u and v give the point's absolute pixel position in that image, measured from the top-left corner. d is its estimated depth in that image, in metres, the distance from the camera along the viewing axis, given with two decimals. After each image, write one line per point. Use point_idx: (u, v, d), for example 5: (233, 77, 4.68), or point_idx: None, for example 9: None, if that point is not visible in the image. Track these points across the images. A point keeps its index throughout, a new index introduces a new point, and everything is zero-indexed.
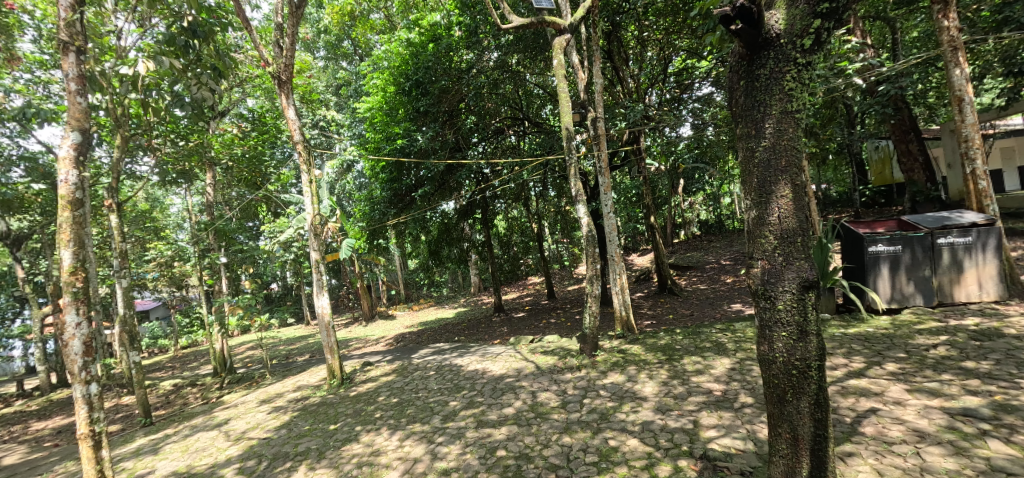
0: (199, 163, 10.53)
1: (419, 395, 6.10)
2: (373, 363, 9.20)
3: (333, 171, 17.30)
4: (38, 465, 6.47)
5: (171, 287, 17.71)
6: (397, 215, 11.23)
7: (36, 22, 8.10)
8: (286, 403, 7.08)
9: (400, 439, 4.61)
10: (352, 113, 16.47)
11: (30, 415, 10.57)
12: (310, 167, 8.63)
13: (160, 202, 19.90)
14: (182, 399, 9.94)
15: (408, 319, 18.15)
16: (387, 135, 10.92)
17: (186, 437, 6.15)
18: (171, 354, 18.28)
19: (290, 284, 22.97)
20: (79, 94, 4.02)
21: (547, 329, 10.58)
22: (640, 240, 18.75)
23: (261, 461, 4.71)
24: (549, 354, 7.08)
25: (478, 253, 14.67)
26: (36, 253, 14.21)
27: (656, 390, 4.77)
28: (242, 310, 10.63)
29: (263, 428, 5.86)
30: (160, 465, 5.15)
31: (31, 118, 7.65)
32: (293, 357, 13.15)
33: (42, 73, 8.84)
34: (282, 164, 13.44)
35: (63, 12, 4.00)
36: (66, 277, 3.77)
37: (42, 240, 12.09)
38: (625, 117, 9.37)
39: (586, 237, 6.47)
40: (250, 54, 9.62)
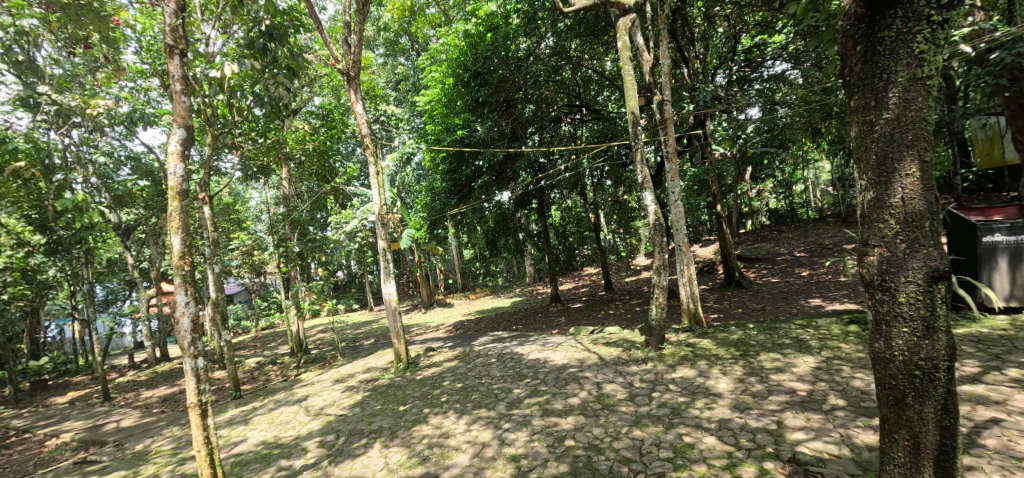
0: (276, 157, 11.22)
1: (483, 381, 6.22)
2: (434, 349, 9.48)
3: (393, 164, 18.02)
4: (149, 428, 7.32)
5: (252, 273, 19.27)
6: (457, 205, 11.47)
7: (138, 34, 8.96)
8: (358, 383, 7.50)
9: (467, 423, 4.72)
10: (411, 108, 16.90)
11: (141, 385, 11.97)
12: (376, 159, 8.96)
13: (242, 196, 21.53)
14: (265, 376, 10.79)
15: (465, 307, 18.59)
16: (447, 127, 11.24)
17: (271, 410, 6.68)
18: (252, 334, 19.97)
19: (355, 273, 24.28)
20: (184, 94, 4.38)
21: (607, 321, 10.36)
22: (702, 230, 17.90)
23: (339, 436, 5.01)
24: (612, 346, 6.93)
25: (534, 243, 14.70)
26: (142, 243, 16.00)
27: (731, 387, 4.52)
28: (314, 294, 11.35)
29: (339, 406, 6.24)
30: (251, 435, 5.62)
31: (136, 121, 8.55)
32: (360, 340, 13.93)
33: (144, 82, 9.75)
34: (348, 158, 14.13)
35: (167, 19, 4.33)
36: (177, 263, 4.16)
37: (147, 230, 13.56)
38: (692, 100, 8.89)
39: (653, 226, 6.24)
40: (319, 54, 10.17)
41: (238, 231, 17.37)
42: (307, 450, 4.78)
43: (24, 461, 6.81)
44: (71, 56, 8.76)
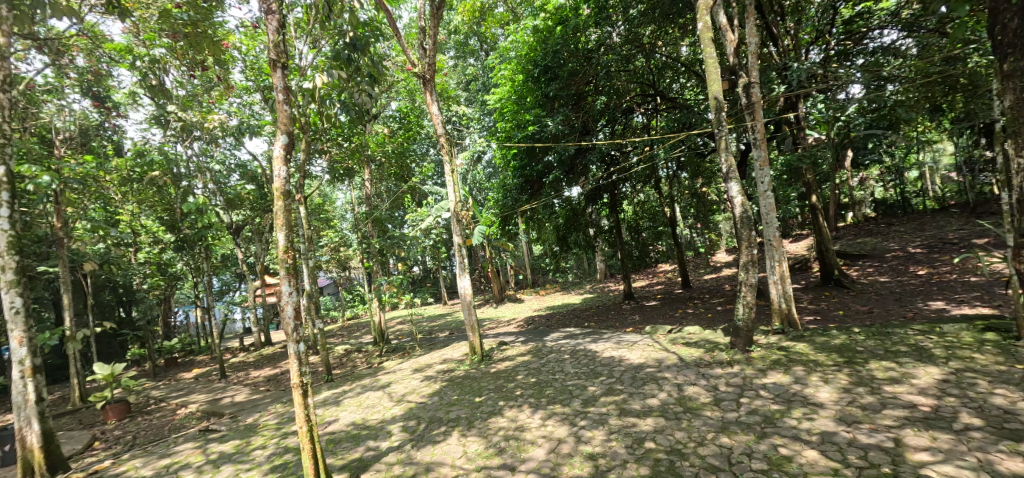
0: (360, 160, 11.96)
1: (556, 377, 6.19)
2: (507, 343, 9.62)
3: (465, 162, 18.53)
4: (257, 404, 8.21)
5: (339, 268, 20.86)
6: (529, 201, 11.54)
7: (244, 55, 9.98)
8: (435, 373, 7.82)
9: (542, 418, 4.72)
10: (482, 107, 17.22)
11: (250, 366, 13.46)
12: (451, 157, 9.24)
13: (330, 196, 23.29)
14: (352, 362, 11.62)
15: (536, 303, 18.67)
16: (518, 123, 11.33)
17: (359, 395, 7.18)
18: (340, 324, 21.64)
19: (431, 268, 25.39)
20: (285, 103, 4.81)
21: (686, 320, 9.85)
22: (793, 224, 16.40)
23: (420, 423, 5.25)
24: (692, 346, 6.57)
25: (606, 238, 14.38)
26: (249, 241, 17.95)
27: (834, 397, 4.09)
28: (395, 288, 12.01)
29: (419, 394, 6.56)
30: (342, 415, 6.08)
31: (244, 132, 9.58)
32: (436, 332, 14.55)
33: (248, 97, 10.83)
34: (423, 158, 14.75)
35: (271, 36, 4.72)
36: (283, 257, 4.60)
37: (253, 229, 15.18)
38: (784, 80, 8.13)
39: (740, 219, 5.80)
40: (396, 60, 10.71)
41: (327, 229, 18.90)
42: (392, 433, 5.07)
43: (161, 426, 7.93)
44: (191, 78, 9.97)
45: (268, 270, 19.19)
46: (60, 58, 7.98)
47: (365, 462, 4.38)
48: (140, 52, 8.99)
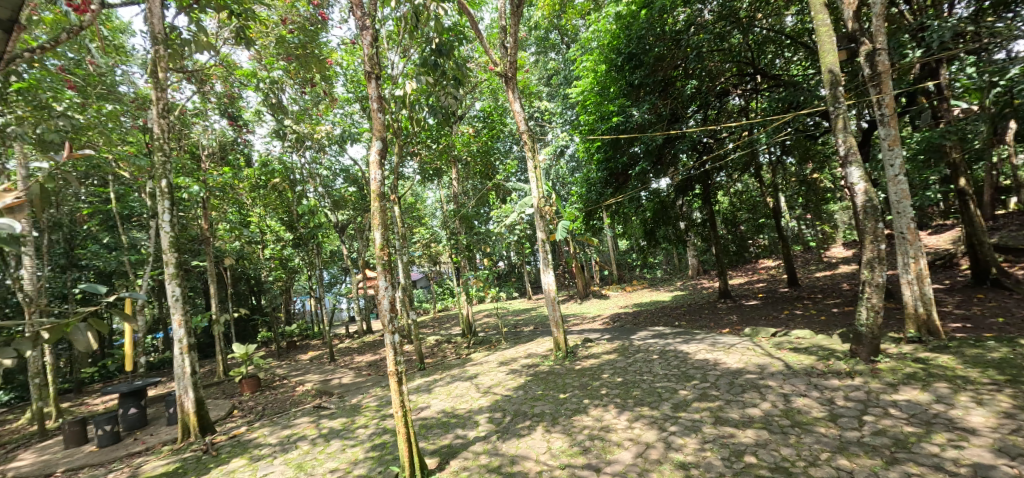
0: (448, 160, 12.45)
1: (645, 378, 5.96)
2: (592, 340, 9.46)
3: (549, 157, 18.48)
4: (360, 387, 8.98)
5: (431, 263, 22.05)
6: (614, 195, 11.21)
7: (345, 70, 10.85)
8: (520, 367, 7.93)
9: (629, 420, 4.57)
10: (564, 101, 17.01)
11: (354, 351, 14.79)
12: (534, 154, 9.27)
13: (421, 195, 24.62)
14: (442, 353, 12.18)
15: (623, 299, 18.13)
16: (601, 115, 11.01)
17: (449, 384, 7.53)
18: (432, 315, 22.88)
19: (515, 263, 25.85)
20: (379, 111, 5.14)
21: (793, 323, 8.87)
22: (932, 213, 14.01)
23: (505, 415, 5.35)
24: (802, 352, 5.93)
25: (699, 232, 13.48)
26: (352, 238, 19.66)
27: (990, 423, 3.44)
28: (481, 282, 12.38)
29: (504, 386, 6.70)
30: (433, 403, 6.42)
31: (346, 139, 10.46)
32: (521, 327, 14.77)
33: (349, 107, 11.78)
34: (507, 156, 14.98)
35: (366, 49, 5.05)
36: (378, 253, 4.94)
37: (355, 227, 16.60)
38: (920, 46, 6.94)
39: (862, 209, 5.07)
40: (479, 61, 10.96)
41: (419, 227, 20.06)
42: (478, 423, 5.24)
43: (282, 401, 8.99)
44: (302, 94, 11.12)
45: (368, 264, 20.89)
46: (203, 85, 9.35)
47: (454, 449, 4.55)
48: (262, 74, 10.22)
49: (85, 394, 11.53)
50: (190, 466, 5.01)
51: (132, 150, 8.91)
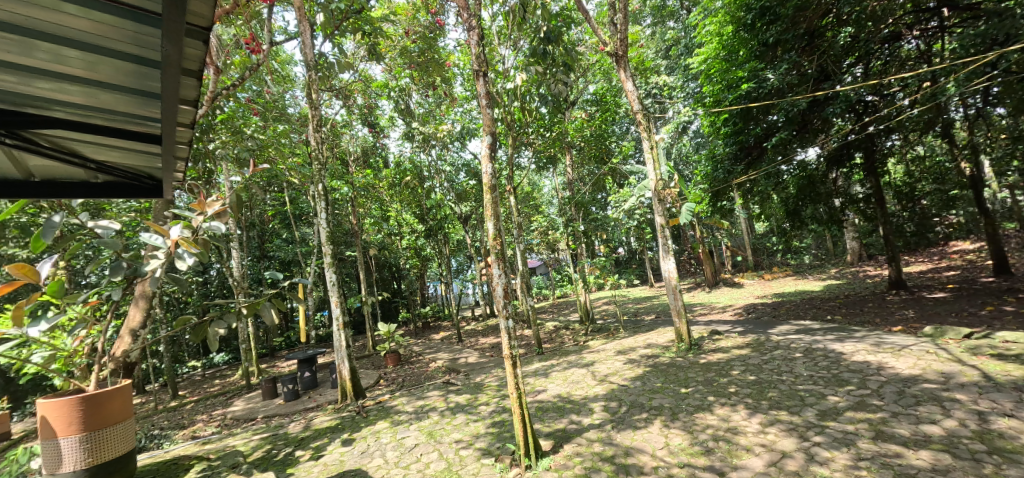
0: (561, 147, 12.38)
1: (783, 378, 5.33)
2: (722, 332, 8.71)
3: (669, 135, 17.29)
4: (484, 367, 9.57)
5: (548, 249, 22.38)
6: (746, 171, 10.08)
7: (462, 70, 11.44)
8: (639, 357, 7.67)
9: (762, 423, 4.15)
10: (685, 73, 15.65)
11: (480, 333, 15.79)
12: (650, 134, 8.73)
13: (537, 183, 24.99)
14: (560, 339, 12.26)
15: (760, 288, 16.29)
16: (728, 84, 9.92)
17: (565, 370, 7.61)
18: (551, 301, 23.26)
19: (635, 249, 24.91)
20: (489, 106, 5.30)
21: (999, 322, 7.05)
22: None
23: (621, 405, 5.24)
24: (1009, 361, 4.74)
25: (860, 209, 11.42)
26: (474, 227, 20.86)
27: None
28: (599, 270, 12.18)
29: (621, 376, 6.55)
30: (550, 387, 6.54)
31: (465, 135, 11.07)
32: (642, 315, 14.22)
33: (468, 105, 12.37)
34: (622, 137, 14.39)
35: (474, 46, 5.22)
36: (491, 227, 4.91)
37: (476, 217, 17.59)
38: None
39: None
40: (589, 43, 10.64)
41: (536, 215, 20.47)
42: (593, 410, 5.21)
43: (418, 375, 10.01)
44: (426, 98, 12.08)
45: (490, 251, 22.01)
46: (347, 99, 10.67)
47: (568, 433, 4.55)
48: (393, 83, 11.30)
49: (274, 358, 14.29)
50: (347, 423, 5.92)
51: (298, 160, 10.61)
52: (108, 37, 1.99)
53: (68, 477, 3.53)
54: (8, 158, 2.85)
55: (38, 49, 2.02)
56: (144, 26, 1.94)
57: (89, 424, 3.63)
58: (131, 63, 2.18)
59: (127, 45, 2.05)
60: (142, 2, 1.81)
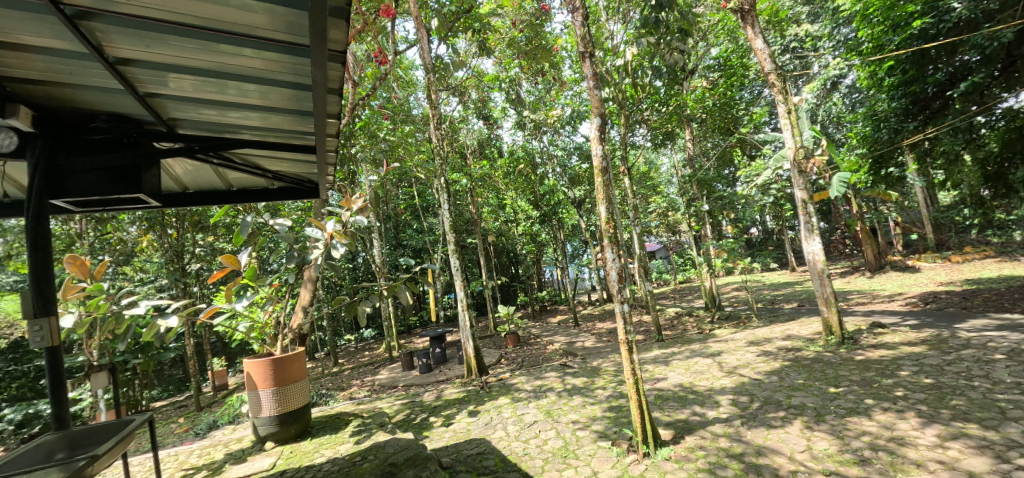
0: (679, 121, 11.50)
1: (973, 384, 4.38)
2: (885, 325, 7.41)
3: (813, 95, 14.95)
4: (601, 351, 9.53)
5: (668, 231, 21.16)
6: (920, 130, 8.27)
7: (570, 51, 11.24)
8: (776, 350, 6.93)
9: (940, 437, 3.50)
10: (835, 18, 13.26)
11: (597, 318, 15.70)
12: (786, 95, 7.51)
13: (654, 162, 23.64)
14: (683, 326, 11.55)
15: (943, 273, 13.37)
16: (893, 25, 8.17)
17: (688, 358, 7.21)
18: (673, 286, 22.04)
19: (771, 229, 22.23)
20: (597, 88, 5.16)
21: None
22: None
23: (753, 401, 4.82)
24: None
25: None
26: (588, 211, 20.59)
27: None
28: (726, 252, 11.16)
29: (753, 369, 6.01)
30: (671, 375, 6.27)
31: (576, 118, 10.91)
32: (780, 303, 12.72)
33: (578, 88, 12.15)
34: (752, 104, 12.84)
35: (581, 27, 5.09)
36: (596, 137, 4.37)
37: (591, 201, 17.32)
38: None
39: None
40: (710, 2, 9.61)
41: (654, 196, 19.44)
42: (719, 403, 4.88)
43: (536, 356, 10.36)
44: (536, 85, 12.22)
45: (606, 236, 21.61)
46: (462, 95, 11.29)
47: (691, 425, 4.34)
48: (503, 75, 11.63)
49: (410, 335, 16.00)
50: (473, 396, 6.43)
51: (422, 156, 11.57)
52: (274, 71, 2.43)
53: (266, 420, 4.51)
54: (217, 171, 3.75)
55: (229, 86, 2.54)
56: (299, 58, 2.32)
57: (276, 383, 4.50)
58: (291, 89, 2.62)
59: (288, 75, 2.48)
60: (297, 38, 2.17)
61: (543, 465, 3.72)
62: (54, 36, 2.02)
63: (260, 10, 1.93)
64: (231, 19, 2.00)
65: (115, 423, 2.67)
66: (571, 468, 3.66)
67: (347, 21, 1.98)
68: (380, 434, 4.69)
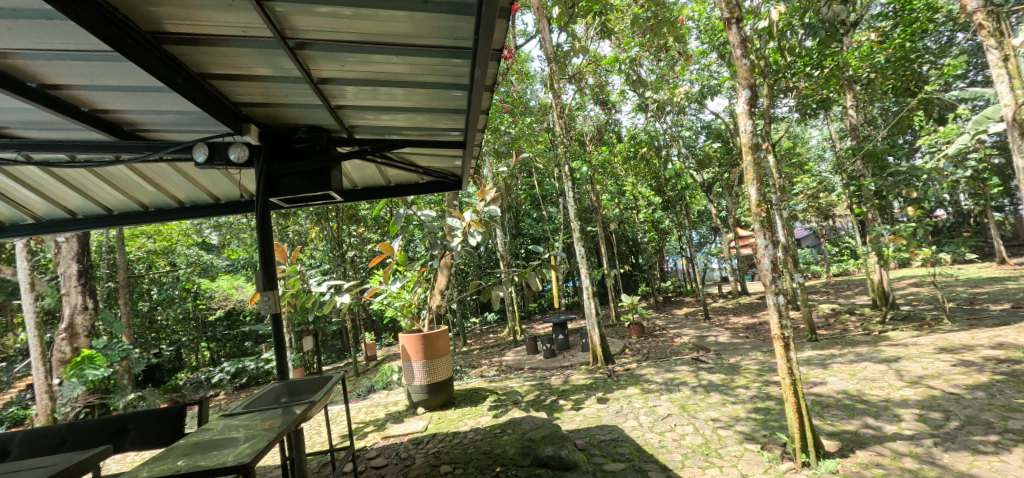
0: (838, 87, 9.76)
1: None
2: None
3: None
4: (739, 348, 8.72)
5: (820, 216, 18.34)
6: None
7: (699, 21, 10.24)
8: (980, 360, 5.61)
9: None
10: None
11: (731, 311, 14.38)
12: (1004, 36, 5.69)
13: (802, 137, 20.61)
14: (842, 324, 9.96)
15: None
16: None
17: (853, 362, 6.22)
18: (826, 279, 19.12)
19: (968, 209, 17.87)
20: None
21: None
22: None
23: (949, 419, 3.99)
24: None
25: None
26: (720, 195, 18.80)
27: None
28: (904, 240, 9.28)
29: (947, 381, 4.95)
30: (830, 380, 5.49)
31: (706, 94, 9.94)
32: (983, 302, 10.21)
33: (706, 60, 11.12)
34: (942, 56, 10.35)
35: None
36: (743, 77, 3.81)
37: (723, 184, 15.79)
38: None
39: None
40: None
41: (801, 176, 16.97)
42: (900, 418, 4.13)
43: (663, 349, 9.90)
44: (658, 63, 11.52)
45: (740, 222, 19.55)
46: (580, 82, 11.14)
47: (862, 439, 3.76)
48: (623, 56, 11.17)
49: (532, 321, 16.49)
50: (600, 384, 6.42)
51: (541, 146, 11.74)
52: (417, 73, 2.66)
53: (418, 388, 5.11)
54: (380, 169, 4.28)
55: (380, 92, 2.88)
56: (456, 60, 2.52)
57: (426, 356, 5.07)
58: (428, 89, 2.85)
59: (428, 76, 2.70)
60: (440, 42, 2.34)
61: (683, 460, 3.58)
62: (277, 66, 2.48)
63: (435, 21, 2.14)
64: (389, 31, 2.23)
65: (318, 378, 3.27)
66: (715, 467, 3.46)
67: (508, 22, 2.10)
68: (515, 410, 4.97)
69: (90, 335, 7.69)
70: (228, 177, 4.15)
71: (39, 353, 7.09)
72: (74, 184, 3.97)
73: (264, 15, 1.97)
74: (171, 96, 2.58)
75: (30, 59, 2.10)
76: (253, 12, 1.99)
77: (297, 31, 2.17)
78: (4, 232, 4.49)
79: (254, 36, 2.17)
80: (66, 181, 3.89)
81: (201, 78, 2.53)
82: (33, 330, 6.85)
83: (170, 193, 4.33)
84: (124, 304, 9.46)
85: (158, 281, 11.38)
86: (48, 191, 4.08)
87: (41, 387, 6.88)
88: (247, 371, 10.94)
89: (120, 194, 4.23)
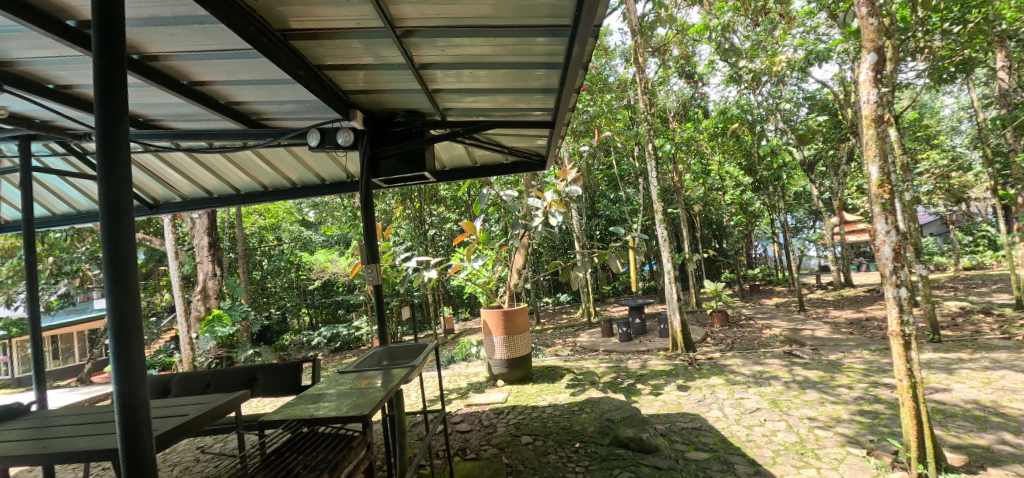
0: (988, 44, 8.10)
1: None
2: None
3: None
4: (840, 344, 7.93)
5: (950, 199, 15.78)
6: None
7: None
8: None
9: None
10: None
11: (831, 303, 13.07)
12: None
13: (931, 106, 17.72)
14: (974, 326, 8.59)
15: None
16: None
17: (987, 370, 5.38)
18: (953, 272, 16.53)
19: None
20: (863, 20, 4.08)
21: None
22: None
23: None
24: None
25: None
26: (823, 176, 16.94)
27: None
28: None
29: None
30: (957, 387, 4.80)
31: (813, 62, 8.81)
32: None
33: (813, 20, 9.89)
34: None
35: None
36: (868, 39, 3.35)
37: (827, 163, 14.13)
38: None
39: None
40: None
41: (928, 151, 14.73)
42: None
43: (750, 340, 9.29)
44: (754, 28, 10.41)
45: (847, 205, 17.46)
46: (664, 55, 10.49)
47: (997, 456, 3.29)
48: (713, 23, 10.26)
49: (607, 304, 16.31)
50: (681, 371, 6.23)
51: (620, 124, 11.28)
52: (499, 53, 2.69)
53: (497, 361, 5.35)
54: (467, 150, 4.43)
55: (464, 74, 2.95)
56: (553, 39, 2.52)
57: (507, 331, 5.27)
58: (511, 69, 2.87)
59: (511, 56, 2.72)
60: (525, 22, 2.33)
61: (774, 456, 3.40)
62: (381, 54, 2.65)
63: (536, 2, 2.15)
64: (473, 14, 2.27)
65: (415, 345, 3.53)
66: (812, 467, 3.24)
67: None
68: (593, 390, 5.02)
69: (219, 297, 8.93)
70: (334, 160, 4.56)
71: (182, 310, 8.39)
72: (211, 167, 4.59)
73: (377, 5, 2.11)
74: (292, 87, 2.88)
75: (187, 60, 2.45)
76: (368, 4, 2.14)
77: (405, 20, 2.30)
78: (158, 208, 5.33)
79: (366, 27, 2.34)
80: (205, 164, 4.51)
81: (317, 70, 2.78)
82: (177, 290, 8.12)
83: (285, 175, 4.86)
84: (242, 272, 10.81)
85: (268, 253, 12.93)
86: (192, 173, 4.76)
87: (185, 338, 8.18)
88: (341, 336, 12.02)
89: (245, 175, 4.82)
